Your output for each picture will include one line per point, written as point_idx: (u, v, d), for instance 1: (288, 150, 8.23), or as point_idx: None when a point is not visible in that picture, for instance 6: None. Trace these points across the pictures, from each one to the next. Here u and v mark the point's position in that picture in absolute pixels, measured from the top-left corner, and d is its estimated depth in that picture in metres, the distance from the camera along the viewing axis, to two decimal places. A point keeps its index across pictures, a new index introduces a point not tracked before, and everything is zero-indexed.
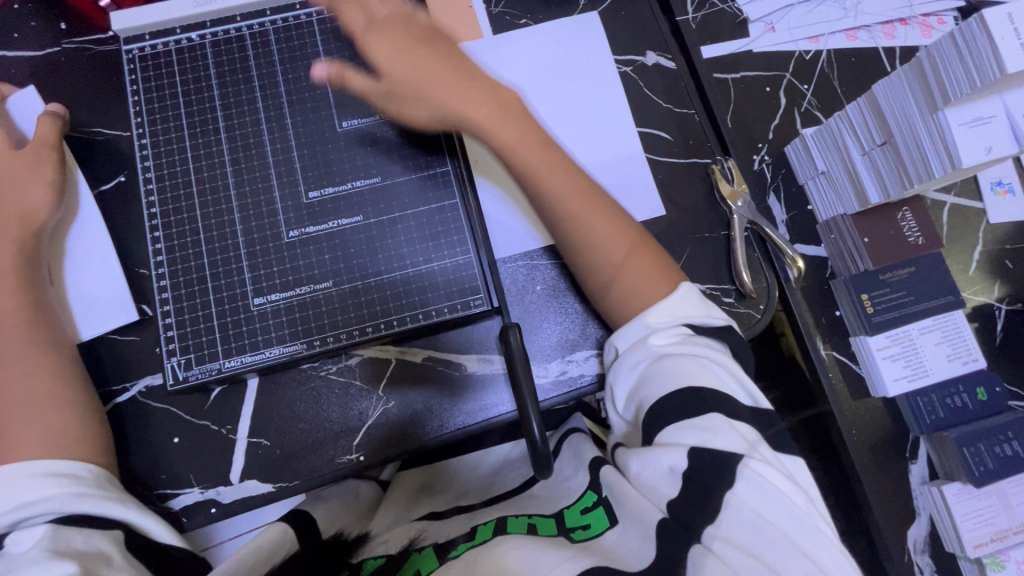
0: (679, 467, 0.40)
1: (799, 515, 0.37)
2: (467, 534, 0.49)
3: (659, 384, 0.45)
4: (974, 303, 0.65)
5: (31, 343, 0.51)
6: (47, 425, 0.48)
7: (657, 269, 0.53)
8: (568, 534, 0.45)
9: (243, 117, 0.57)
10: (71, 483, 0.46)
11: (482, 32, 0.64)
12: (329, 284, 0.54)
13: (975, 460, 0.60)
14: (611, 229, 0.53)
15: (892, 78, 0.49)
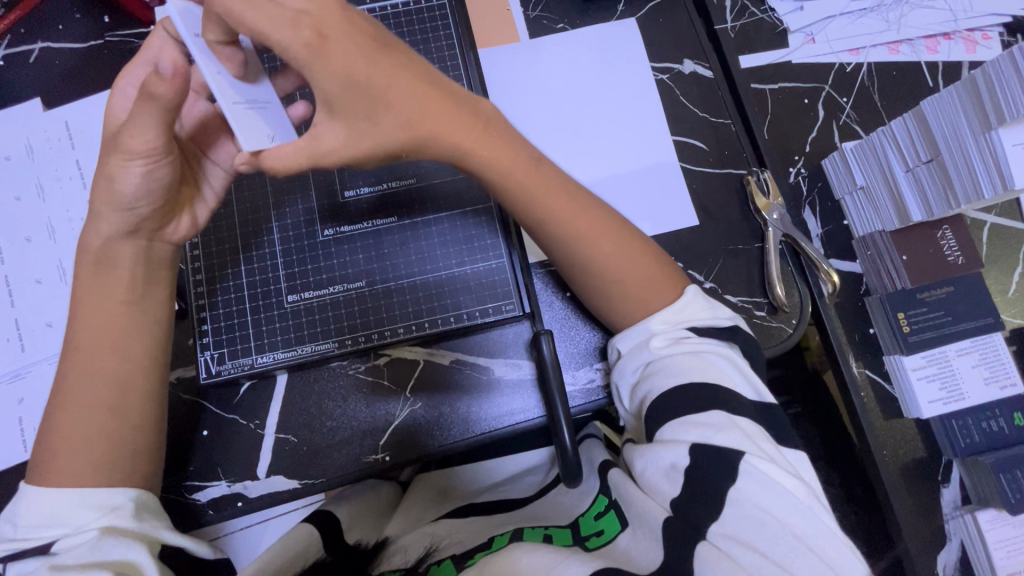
0: (682, 464, 0.39)
1: (808, 512, 0.36)
2: (485, 542, 0.47)
3: (661, 377, 0.44)
4: (1013, 325, 0.64)
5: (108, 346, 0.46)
6: (96, 447, 0.44)
7: (660, 272, 0.49)
8: (583, 542, 0.43)
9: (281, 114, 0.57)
10: (108, 508, 0.42)
11: (519, 35, 0.64)
12: (361, 283, 0.54)
13: (1011, 487, 0.58)
14: (608, 237, 0.48)
15: (943, 95, 0.48)
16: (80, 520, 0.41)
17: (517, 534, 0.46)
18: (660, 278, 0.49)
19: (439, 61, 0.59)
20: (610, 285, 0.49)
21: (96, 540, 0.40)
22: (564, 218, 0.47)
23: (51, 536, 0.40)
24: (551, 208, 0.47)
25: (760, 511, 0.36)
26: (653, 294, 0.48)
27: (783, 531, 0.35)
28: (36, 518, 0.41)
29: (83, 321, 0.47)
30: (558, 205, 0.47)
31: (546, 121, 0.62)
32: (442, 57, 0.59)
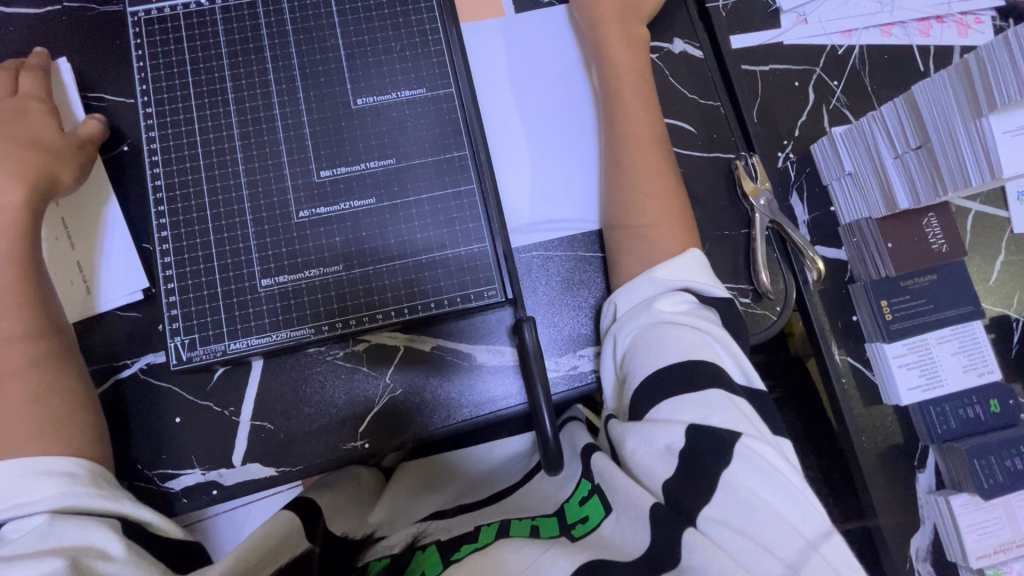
0: (676, 446, 0.39)
1: (798, 496, 0.36)
2: (471, 534, 0.46)
3: (658, 353, 0.43)
4: (992, 313, 0.65)
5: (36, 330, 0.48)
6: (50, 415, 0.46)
7: (680, 227, 0.53)
8: (569, 531, 0.42)
9: (250, 90, 0.54)
10: (68, 484, 0.43)
11: (503, 10, 0.62)
12: (338, 267, 0.53)
13: (985, 473, 0.59)
14: (651, 174, 0.54)
15: (935, 79, 0.47)
16: (38, 498, 0.41)
17: (504, 526, 0.45)
18: (678, 230, 0.52)
19: (419, 35, 0.56)
20: (638, 203, 0.53)
21: (46, 525, 0.39)
22: (628, 143, 0.55)
23: (6, 514, 0.40)
24: (628, 132, 0.55)
25: (747, 495, 0.36)
26: (666, 240, 0.52)
27: (772, 516, 0.35)
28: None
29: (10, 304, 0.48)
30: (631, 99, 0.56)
31: (528, 102, 0.60)
32: (423, 31, 0.56)
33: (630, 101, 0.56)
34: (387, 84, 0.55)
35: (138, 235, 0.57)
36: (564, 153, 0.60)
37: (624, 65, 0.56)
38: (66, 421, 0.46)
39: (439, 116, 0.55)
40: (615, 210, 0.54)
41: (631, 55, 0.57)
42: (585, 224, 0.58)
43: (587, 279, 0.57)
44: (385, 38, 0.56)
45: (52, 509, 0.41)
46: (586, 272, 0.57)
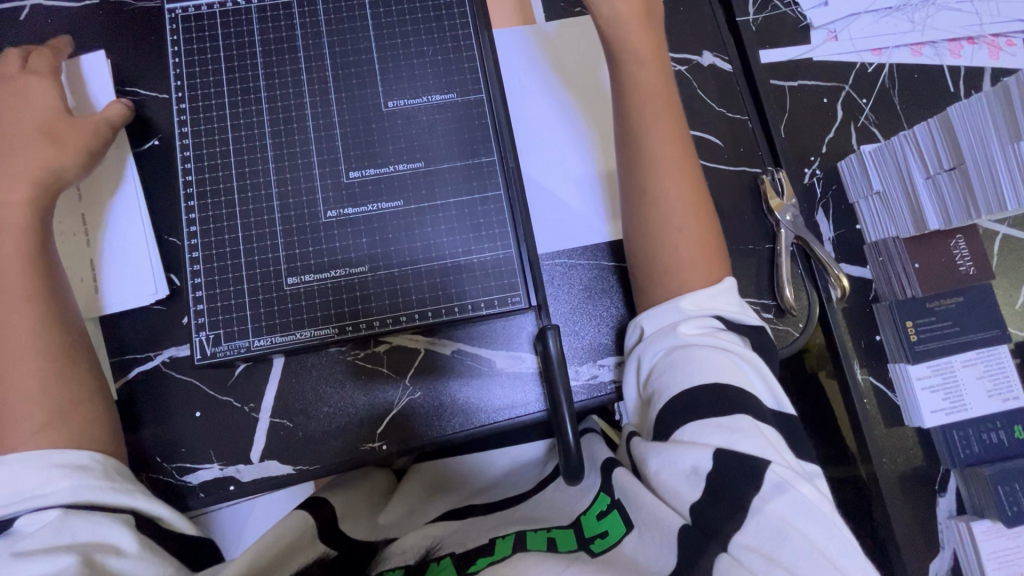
0: (702, 468, 0.39)
1: (831, 525, 0.35)
2: (487, 546, 0.45)
3: (685, 375, 0.43)
4: (1018, 338, 0.64)
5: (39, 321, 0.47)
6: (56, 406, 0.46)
7: (712, 258, 0.50)
8: (588, 545, 0.42)
9: (283, 89, 0.55)
10: (79, 476, 0.43)
11: (534, 17, 0.62)
12: (364, 268, 0.53)
13: (1008, 500, 0.58)
14: (683, 208, 0.50)
15: (972, 101, 0.46)
16: (50, 491, 0.41)
17: (520, 537, 0.45)
18: (708, 258, 0.50)
19: (450, 40, 0.56)
20: (668, 240, 0.50)
21: (59, 521, 0.40)
22: (657, 174, 0.51)
23: (17, 507, 0.40)
24: (656, 162, 0.51)
25: (778, 522, 0.35)
26: (698, 269, 0.49)
27: (806, 546, 0.35)
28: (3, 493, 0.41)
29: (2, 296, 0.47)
30: (659, 125, 0.51)
31: (532, 112, 0.61)
32: (455, 37, 0.57)
33: (656, 128, 0.51)
34: (418, 88, 0.56)
35: (164, 228, 0.57)
36: (566, 165, 0.60)
37: (648, 89, 0.52)
38: (71, 411, 0.46)
39: (470, 121, 0.55)
40: (640, 240, 0.51)
41: (652, 74, 0.52)
42: (596, 234, 0.59)
43: (610, 288, 0.57)
44: (417, 42, 0.56)
45: (63, 504, 0.41)
46: (609, 281, 0.57)
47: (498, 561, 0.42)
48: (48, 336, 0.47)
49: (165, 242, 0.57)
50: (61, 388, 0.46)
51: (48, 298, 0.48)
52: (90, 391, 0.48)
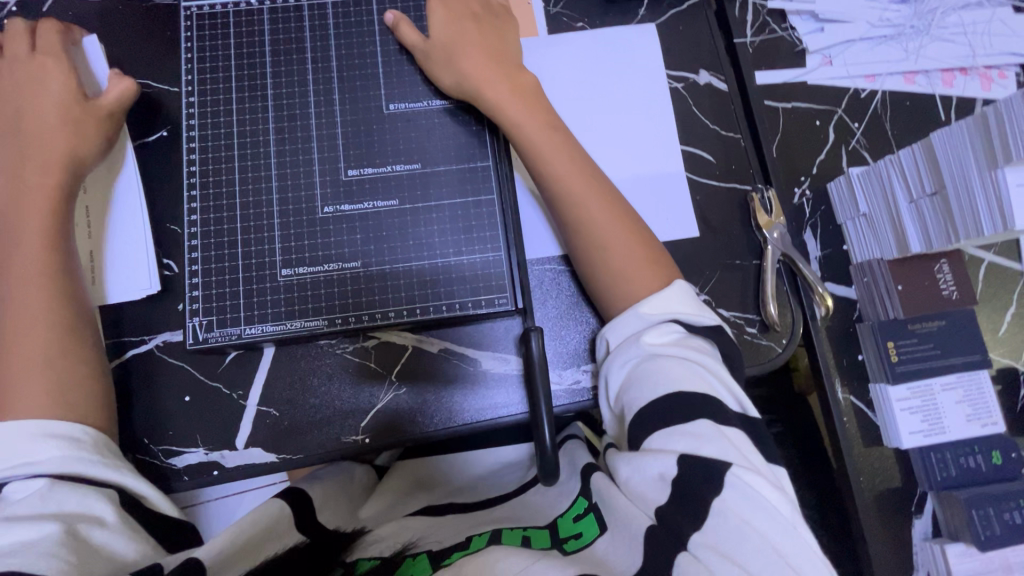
0: (668, 474, 0.39)
1: (789, 525, 0.36)
2: (462, 542, 0.47)
3: (652, 386, 0.44)
4: (1000, 365, 0.64)
5: (51, 297, 0.49)
6: (57, 380, 0.47)
7: (651, 262, 0.52)
8: (560, 545, 0.43)
9: (289, 88, 0.57)
10: (72, 448, 0.44)
11: (538, 31, 0.64)
12: (357, 264, 0.54)
13: (983, 524, 0.58)
14: (611, 227, 0.53)
15: (953, 129, 0.48)
16: (41, 460, 0.42)
17: (495, 534, 0.46)
18: (653, 266, 0.52)
19: None
20: (601, 259, 0.53)
21: (46, 489, 0.41)
22: (569, 204, 0.53)
23: (7, 473, 0.41)
24: (565, 193, 0.53)
25: (737, 521, 0.36)
26: (648, 276, 0.51)
27: (763, 546, 0.35)
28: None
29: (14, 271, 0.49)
30: (554, 158, 0.54)
31: None
32: None
33: (554, 161, 0.53)
34: (420, 92, 0.57)
35: (167, 216, 0.59)
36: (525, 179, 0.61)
37: (533, 128, 0.54)
38: (70, 386, 0.47)
39: (468, 126, 0.57)
40: (583, 263, 0.54)
41: (529, 111, 0.55)
42: None
43: None
44: None
45: (52, 474, 0.42)
46: None
47: (471, 553, 0.43)
48: (55, 312, 0.49)
49: (167, 230, 0.59)
50: (63, 362, 0.48)
51: (61, 277, 0.50)
52: (91, 367, 0.49)
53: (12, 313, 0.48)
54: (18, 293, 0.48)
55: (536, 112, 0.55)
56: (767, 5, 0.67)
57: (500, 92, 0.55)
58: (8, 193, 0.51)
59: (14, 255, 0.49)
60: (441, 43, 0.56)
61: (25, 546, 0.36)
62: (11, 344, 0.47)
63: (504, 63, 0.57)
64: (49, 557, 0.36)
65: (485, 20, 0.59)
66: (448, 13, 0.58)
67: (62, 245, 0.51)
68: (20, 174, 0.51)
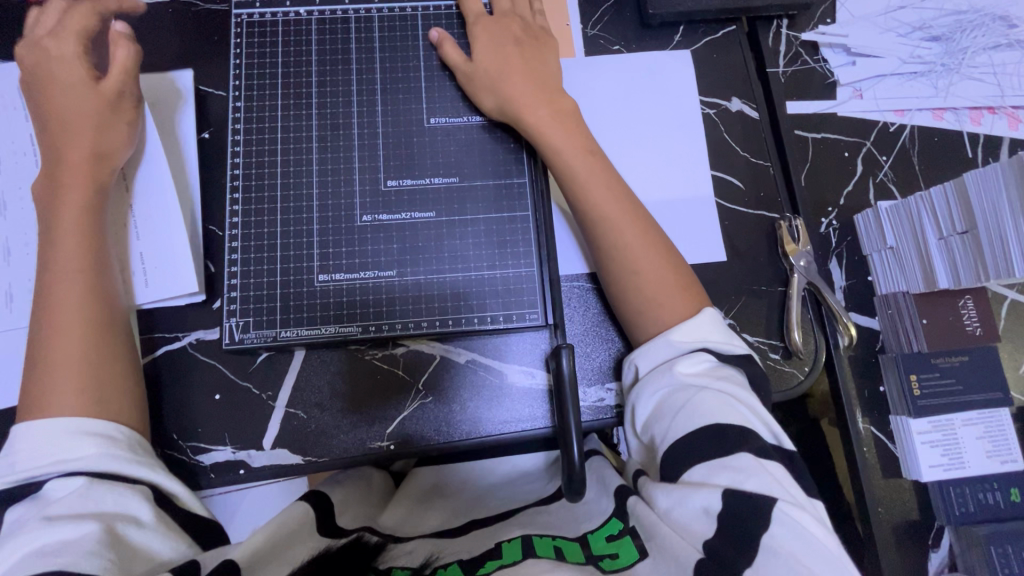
0: (713, 509, 0.40)
1: (838, 562, 0.37)
2: (494, 549, 0.47)
3: (685, 418, 0.45)
4: (1021, 402, 0.64)
5: (85, 295, 0.50)
6: (90, 376, 0.47)
7: (683, 289, 0.53)
8: (597, 562, 0.44)
9: (335, 103, 0.58)
10: (107, 446, 0.45)
11: (575, 51, 0.66)
12: (393, 273, 0.55)
13: (1000, 561, 0.58)
14: (643, 254, 0.54)
15: (987, 171, 0.48)
16: (80, 457, 0.43)
17: (529, 544, 0.46)
18: (682, 293, 0.53)
19: None
20: (633, 285, 0.54)
21: (83, 488, 0.42)
22: (605, 232, 0.54)
23: (49, 469, 0.43)
24: (602, 221, 0.54)
25: (787, 557, 0.37)
26: (678, 303, 0.52)
27: None
28: (33, 457, 0.44)
29: (51, 271, 0.50)
30: (593, 185, 0.54)
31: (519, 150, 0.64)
32: None
33: (593, 190, 0.54)
34: (460, 108, 0.59)
35: (206, 216, 0.60)
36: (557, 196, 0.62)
37: (574, 157, 0.55)
38: (102, 383, 0.48)
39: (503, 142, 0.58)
40: (614, 289, 0.55)
41: (571, 140, 0.55)
42: None
43: None
44: None
45: (89, 472, 0.43)
46: None
47: (508, 565, 0.44)
48: (88, 309, 0.49)
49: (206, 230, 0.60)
50: (95, 360, 0.48)
51: (95, 274, 0.51)
52: (124, 365, 0.50)
53: (49, 309, 0.49)
54: (55, 290, 0.50)
55: (579, 140, 0.56)
56: (800, 37, 0.68)
57: (543, 119, 0.55)
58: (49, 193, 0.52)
59: (52, 255, 0.51)
60: (487, 67, 0.57)
61: (67, 546, 0.38)
62: (48, 338, 0.48)
63: (548, 90, 0.57)
64: (91, 556, 0.38)
65: (527, 44, 0.59)
66: (491, 38, 0.58)
67: (94, 244, 0.52)
68: (60, 172, 0.53)
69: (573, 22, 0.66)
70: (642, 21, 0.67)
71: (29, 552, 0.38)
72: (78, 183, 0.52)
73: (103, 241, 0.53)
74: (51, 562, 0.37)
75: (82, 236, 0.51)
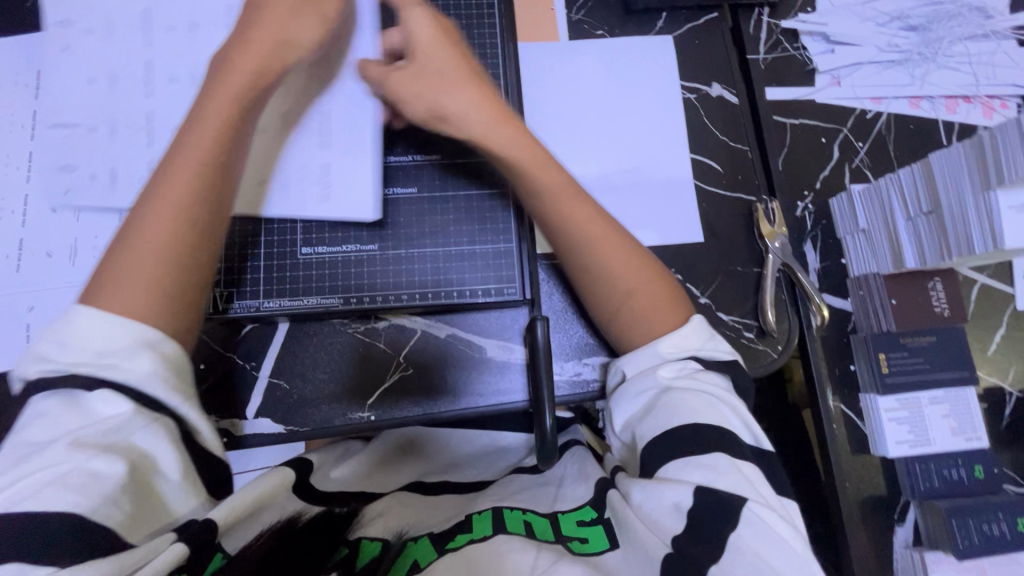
0: (683, 505, 0.41)
1: (801, 559, 0.39)
2: (466, 523, 0.48)
3: (665, 416, 0.46)
4: (988, 383, 0.66)
5: (187, 196, 0.44)
6: (148, 272, 0.42)
7: (667, 297, 0.53)
8: (566, 543, 0.45)
9: (317, 47, 0.51)
10: (156, 360, 0.40)
11: (559, 36, 0.67)
12: (374, 246, 0.56)
13: (963, 534, 0.59)
14: (622, 266, 0.53)
15: (951, 151, 0.50)
16: (126, 366, 0.38)
17: (499, 520, 0.47)
18: (665, 305, 0.53)
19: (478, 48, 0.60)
20: (620, 298, 0.53)
21: (122, 419, 0.38)
22: (581, 245, 0.53)
23: (94, 370, 0.38)
24: (581, 235, 0.53)
25: (750, 555, 0.38)
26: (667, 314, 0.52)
27: None
28: (81, 348, 0.39)
29: (170, 169, 0.45)
30: (564, 199, 0.52)
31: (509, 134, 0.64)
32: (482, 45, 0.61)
33: (567, 202, 0.52)
34: None
35: None
36: None
37: (535, 165, 0.52)
38: (160, 281, 0.42)
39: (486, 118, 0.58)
40: (596, 300, 0.54)
41: (532, 142, 0.52)
42: None
43: None
44: None
45: (137, 401, 0.38)
46: None
47: (477, 541, 0.45)
48: (191, 179, 0.44)
49: None
50: (164, 260, 0.42)
51: (214, 181, 0.45)
52: (198, 278, 0.44)
53: (162, 204, 0.43)
54: (163, 192, 0.44)
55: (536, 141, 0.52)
56: (781, 25, 0.69)
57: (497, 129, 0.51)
58: (195, 110, 0.46)
59: (178, 157, 0.45)
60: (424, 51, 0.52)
61: (85, 486, 0.34)
62: (131, 239, 0.43)
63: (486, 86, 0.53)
64: (108, 505, 0.34)
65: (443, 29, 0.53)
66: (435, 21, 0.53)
67: (228, 148, 0.46)
68: (213, 95, 0.46)
69: (558, 7, 0.68)
70: (625, 6, 0.68)
71: (42, 479, 0.34)
72: (219, 116, 0.46)
73: (240, 139, 0.48)
74: (70, 502, 0.33)
75: (216, 143, 0.45)
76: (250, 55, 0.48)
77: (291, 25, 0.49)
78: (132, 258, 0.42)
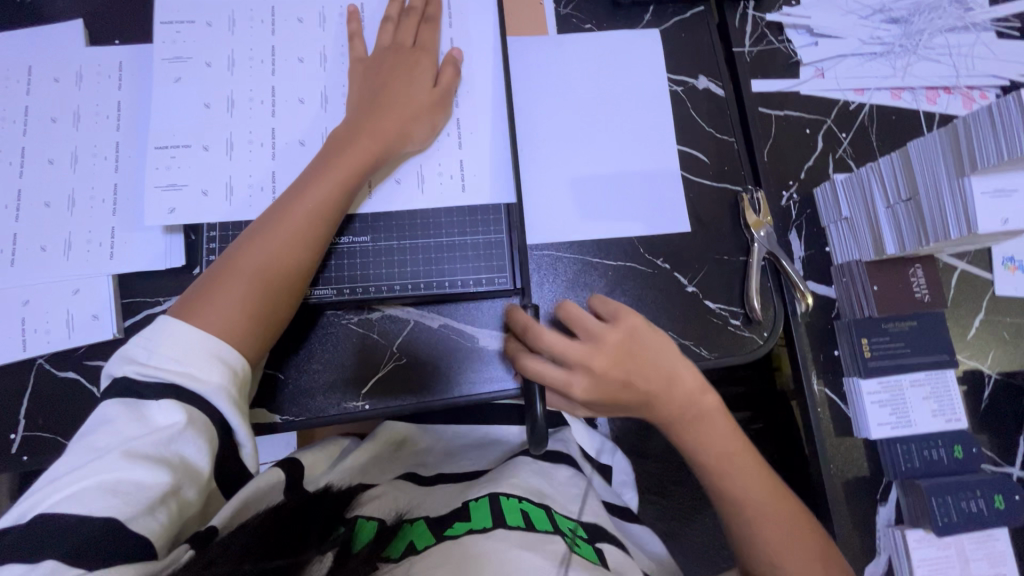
0: None
1: None
2: (463, 512, 0.49)
3: None
4: (967, 367, 0.68)
5: (301, 235, 0.50)
6: (254, 304, 0.47)
7: (811, 545, 0.50)
8: (563, 537, 0.46)
9: (421, 122, 0.55)
10: (225, 379, 0.43)
11: (548, 29, 0.68)
12: (367, 238, 0.58)
13: (941, 511, 0.61)
14: (769, 503, 0.51)
15: (929, 139, 0.52)
16: (199, 381, 0.41)
17: (497, 509, 0.48)
18: (774, 496, 0.52)
19: None
20: (750, 531, 0.51)
21: (174, 432, 0.39)
22: (750, 500, 0.51)
23: (169, 377, 0.41)
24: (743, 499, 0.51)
25: None
26: (808, 544, 0.50)
27: None
28: (174, 353, 0.42)
29: (292, 205, 0.50)
30: (710, 457, 0.52)
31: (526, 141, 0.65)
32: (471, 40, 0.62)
33: (727, 469, 0.52)
34: None
35: None
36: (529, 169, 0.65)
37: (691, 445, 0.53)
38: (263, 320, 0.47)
39: (489, 116, 0.58)
40: (739, 529, 0.51)
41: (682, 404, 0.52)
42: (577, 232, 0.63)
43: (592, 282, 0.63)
44: None
45: (189, 413, 0.40)
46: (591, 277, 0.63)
47: (477, 530, 0.45)
48: (318, 229, 0.50)
49: None
50: (266, 295, 0.48)
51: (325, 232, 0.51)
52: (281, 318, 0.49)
53: (279, 230, 0.49)
54: (282, 218, 0.49)
55: (708, 426, 0.52)
56: (766, 18, 0.71)
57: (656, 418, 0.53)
58: (326, 153, 0.52)
59: (304, 194, 0.50)
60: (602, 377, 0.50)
61: (129, 495, 0.36)
62: (243, 257, 0.48)
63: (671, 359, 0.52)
64: (145, 515, 0.36)
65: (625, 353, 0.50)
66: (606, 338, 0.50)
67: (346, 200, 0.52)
68: (343, 150, 0.52)
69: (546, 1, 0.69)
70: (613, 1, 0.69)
71: (94, 485, 0.35)
72: (342, 173, 0.51)
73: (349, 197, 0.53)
74: (114, 507, 0.35)
75: (340, 190, 0.51)
76: (384, 117, 0.53)
77: (410, 121, 0.54)
78: (251, 282, 0.47)
